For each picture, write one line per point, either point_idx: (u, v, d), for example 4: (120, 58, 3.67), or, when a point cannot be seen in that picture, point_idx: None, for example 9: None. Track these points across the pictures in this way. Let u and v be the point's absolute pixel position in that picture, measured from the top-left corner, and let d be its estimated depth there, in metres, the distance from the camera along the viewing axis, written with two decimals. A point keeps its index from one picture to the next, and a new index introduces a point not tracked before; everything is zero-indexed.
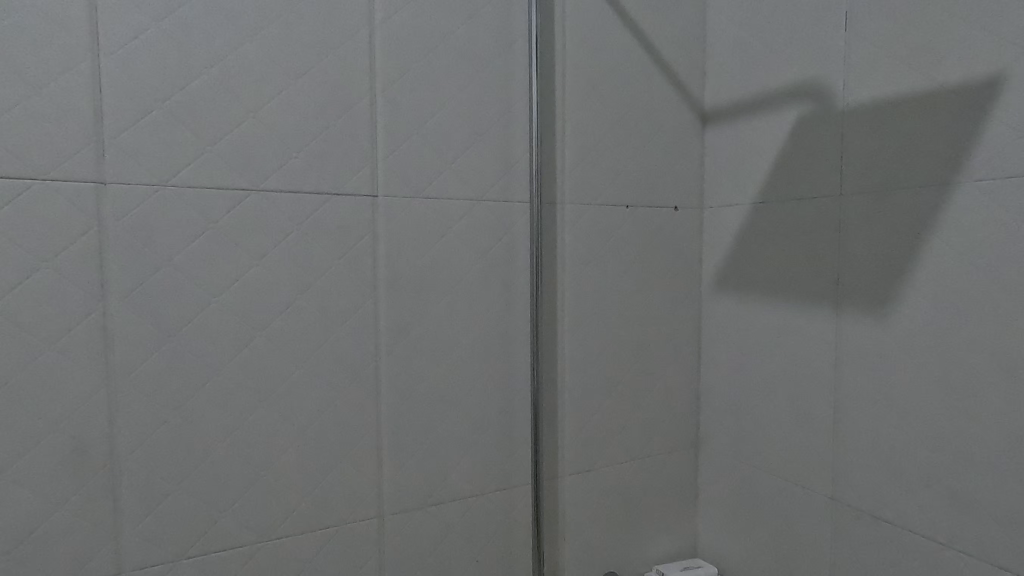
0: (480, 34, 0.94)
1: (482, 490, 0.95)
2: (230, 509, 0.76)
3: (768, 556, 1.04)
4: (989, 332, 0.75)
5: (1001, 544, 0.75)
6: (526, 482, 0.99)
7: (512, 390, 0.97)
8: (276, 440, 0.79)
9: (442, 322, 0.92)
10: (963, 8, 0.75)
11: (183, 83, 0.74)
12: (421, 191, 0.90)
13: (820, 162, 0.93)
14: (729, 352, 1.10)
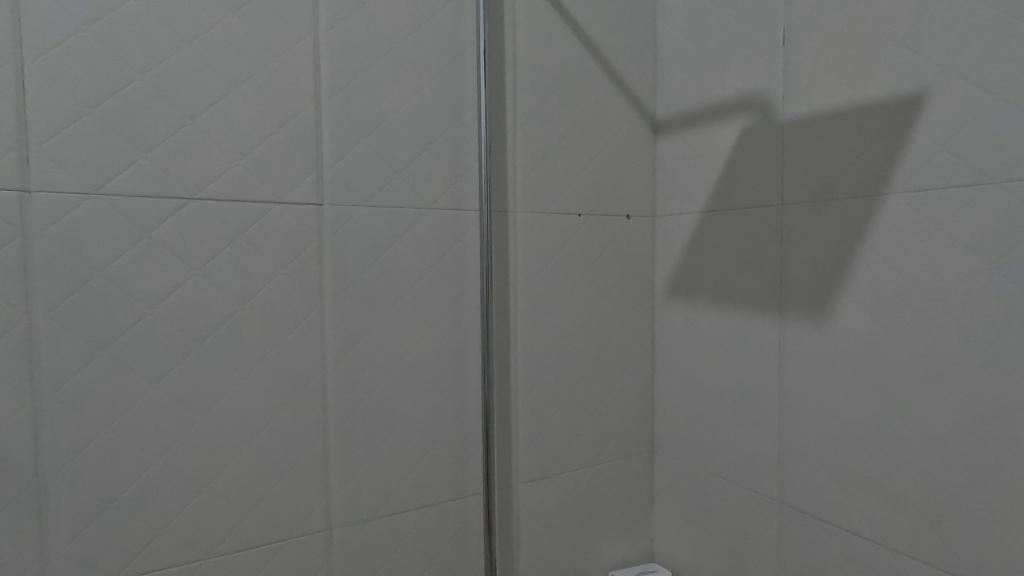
0: (433, 38, 0.93)
1: (432, 500, 0.96)
2: (170, 527, 0.78)
3: (717, 560, 1.05)
4: (918, 340, 0.76)
5: (930, 548, 0.76)
6: (478, 492, 1.00)
7: (463, 399, 0.98)
8: (215, 457, 0.80)
9: (389, 332, 0.91)
10: (891, 26, 0.76)
11: (113, 91, 0.72)
12: (368, 200, 0.89)
13: (766, 170, 0.94)
14: (682, 358, 1.11)
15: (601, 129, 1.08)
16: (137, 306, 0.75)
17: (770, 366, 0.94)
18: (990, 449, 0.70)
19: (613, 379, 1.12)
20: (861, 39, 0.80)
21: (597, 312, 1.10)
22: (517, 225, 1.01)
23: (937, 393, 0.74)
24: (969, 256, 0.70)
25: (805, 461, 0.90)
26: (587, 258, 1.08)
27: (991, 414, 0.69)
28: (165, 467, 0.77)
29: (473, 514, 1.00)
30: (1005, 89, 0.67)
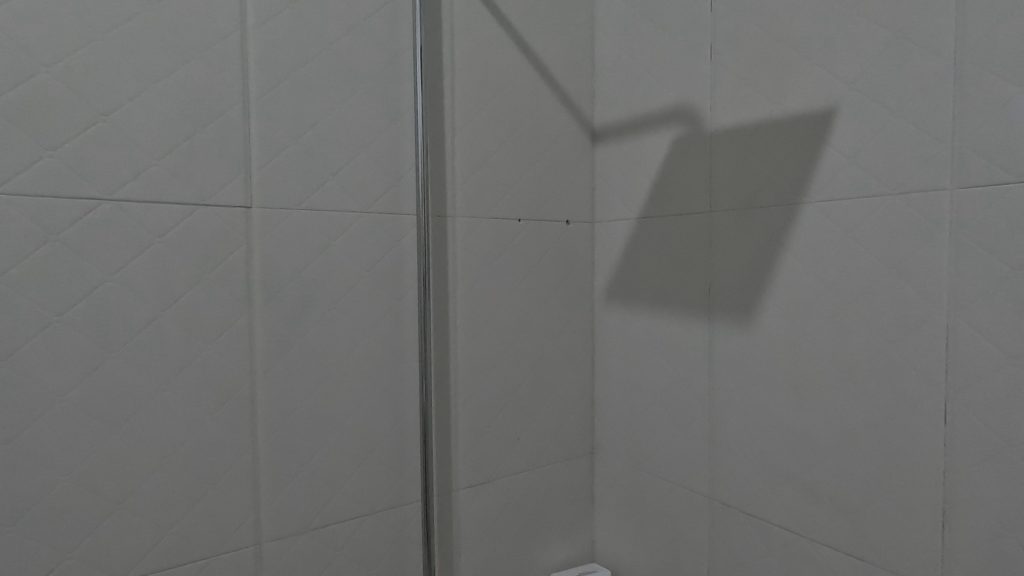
0: (368, 39, 0.91)
1: (369, 510, 0.94)
2: (77, 550, 0.72)
3: (654, 557, 1.07)
4: (831, 340, 0.80)
5: (843, 534, 0.80)
6: (416, 499, 0.98)
7: (401, 406, 0.96)
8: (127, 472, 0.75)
9: (323, 339, 0.89)
10: (804, 46, 0.81)
11: (13, 83, 0.67)
12: (300, 203, 0.86)
13: (694, 178, 0.97)
14: (619, 360, 1.13)
15: (539, 135, 1.10)
16: (42, 313, 0.70)
17: (700, 367, 0.98)
18: (894, 441, 0.74)
19: (554, 382, 1.13)
20: (778, 57, 0.85)
21: (537, 317, 1.10)
22: (457, 228, 1.01)
23: (849, 389, 0.79)
24: (875, 260, 0.75)
25: (733, 457, 0.93)
26: (528, 261, 1.09)
27: (895, 407, 0.74)
28: (73, 485, 0.72)
29: (411, 523, 0.98)
30: (903, 104, 0.72)
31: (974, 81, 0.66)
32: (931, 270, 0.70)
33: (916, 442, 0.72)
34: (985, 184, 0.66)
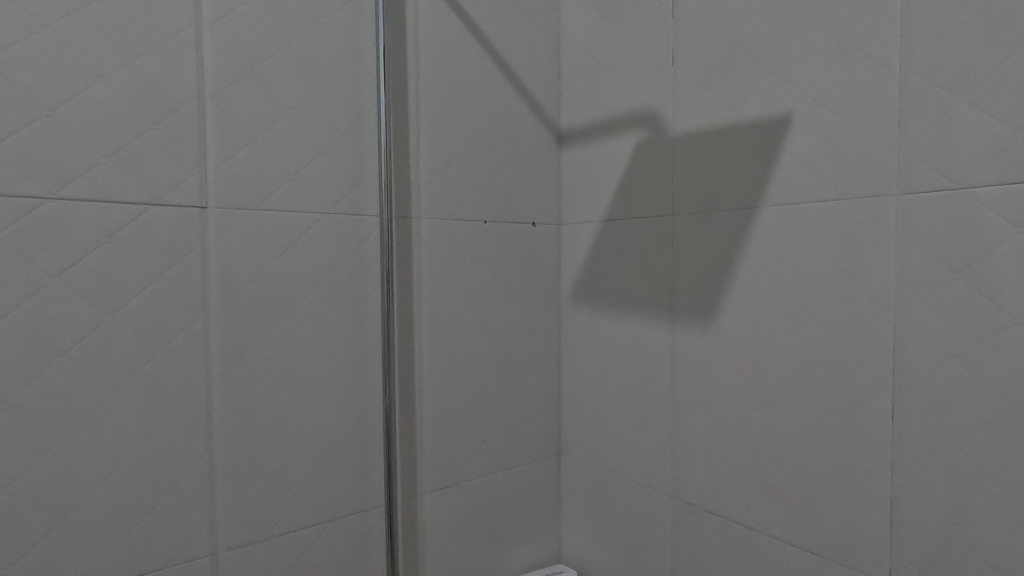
0: (438, 95, 1.28)
1: (429, 450, 1.30)
2: (263, 472, 1.08)
3: (624, 507, 1.38)
4: (782, 266, 1.07)
5: (829, 434, 1.02)
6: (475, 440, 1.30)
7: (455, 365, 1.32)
8: (313, 415, 1.13)
9: (426, 317, 1.28)
10: (757, 50, 1.09)
11: (234, 150, 1.02)
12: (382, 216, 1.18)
13: (654, 179, 1.28)
14: (597, 327, 1.43)
15: (522, 152, 1.43)
16: (252, 303, 1.05)
17: (664, 308, 1.27)
18: (863, 342, 0.97)
19: (528, 376, 1.46)
20: (737, 61, 1.12)
21: (524, 323, 1.44)
22: (490, 242, 1.37)
23: (822, 304, 1.02)
24: (827, 203, 1.00)
25: (739, 380, 1.15)
26: (516, 273, 1.42)
27: (861, 309, 0.97)
28: (242, 427, 1.06)
29: (427, 484, 1.30)
30: (836, 84, 0.99)
31: (885, 73, 0.93)
32: (862, 212, 0.96)
33: (884, 337, 0.94)
34: (888, 145, 0.93)
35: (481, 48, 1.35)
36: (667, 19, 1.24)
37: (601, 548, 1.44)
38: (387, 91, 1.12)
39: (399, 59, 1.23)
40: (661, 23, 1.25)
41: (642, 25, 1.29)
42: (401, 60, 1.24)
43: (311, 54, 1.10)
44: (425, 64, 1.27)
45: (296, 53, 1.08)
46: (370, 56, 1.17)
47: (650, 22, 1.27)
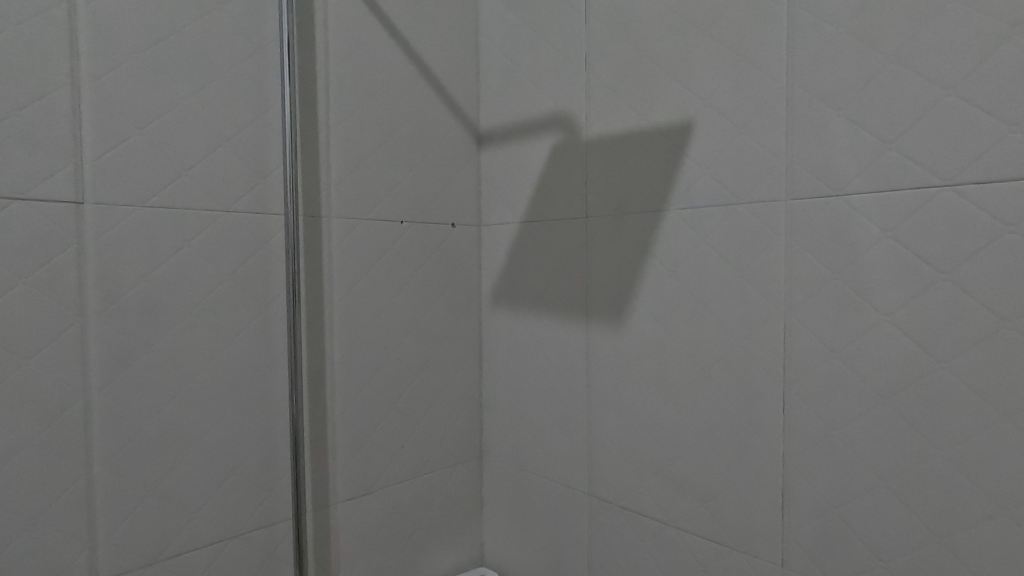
0: (347, 73, 1.01)
1: (340, 492, 1.03)
2: (108, 535, 0.79)
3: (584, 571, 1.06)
4: (768, 340, 0.80)
5: (832, 554, 0.75)
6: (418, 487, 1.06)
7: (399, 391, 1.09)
8: (229, 446, 0.89)
9: (351, 326, 1.04)
10: (728, 41, 0.82)
11: (113, 143, 0.78)
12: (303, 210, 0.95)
13: (571, 184, 1.04)
14: (507, 360, 1.19)
15: (440, 140, 1.15)
16: (142, 309, 0.81)
17: (580, 354, 1.05)
18: (850, 441, 0.73)
19: (449, 377, 1.19)
20: (656, 65, 0.90)
21: (447, 325, 1.18)
22: (398, 241, 1.09)
23: (810, 396, 0.76)
24: (818, 267, 0.74)
25: (687, 464, 0.90)
26: (438, 283, 1.16)
27: (883, 425, 0.70)
28: (116, 471, 0.79)
29: (340, 491, 1.03)
30: (810, 112, 0.74)
31: (887, 75, 0.68)
32: (886, 268, 0.69)
33: (867, 440, 0.71)
34: (917, 184, 0.66)
35: (380, 26, 1.06)
36: (581, 6, 1.01)
37: (523, 555, 1.18)
38: (287, 60, 0.87)
39: (309, 26, 0.97)
40: (573, 11, 1.02)
41: (555, 8, 1.05)
42: (313, 22, 0.97)
43: (230, 30, 0.87)
44: (366, 20, 1.04)
45: (203, 30, 0.85)
46: (272, 23, 0.92)
47: (562, 7, 1.04)
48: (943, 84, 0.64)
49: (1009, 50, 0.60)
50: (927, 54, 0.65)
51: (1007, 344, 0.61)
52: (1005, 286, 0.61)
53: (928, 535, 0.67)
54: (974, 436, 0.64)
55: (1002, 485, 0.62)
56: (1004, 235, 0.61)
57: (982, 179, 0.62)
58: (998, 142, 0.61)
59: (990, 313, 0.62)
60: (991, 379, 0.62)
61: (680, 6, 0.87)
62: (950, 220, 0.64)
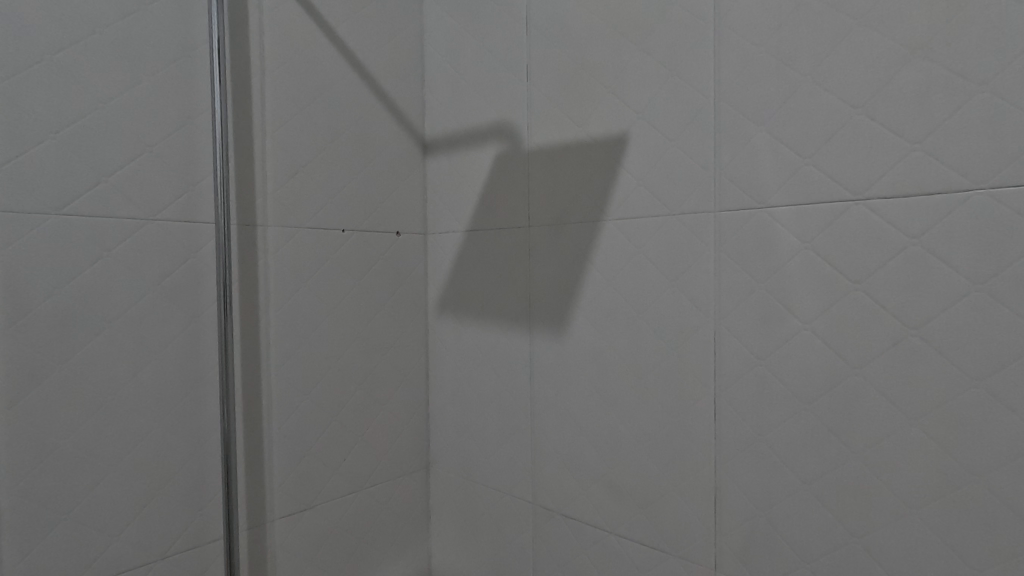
0: (284, 78, 0.99)
1: (277, 509, 1.00)
2: (17, 562, 0.74)
3: None
4: (699, 349, 0.82)
5: (762, 558, 0.77)
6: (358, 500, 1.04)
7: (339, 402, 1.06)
8: (153, 465, 0.86)
9: (289, 337, 1.01)
10: (659, 57, 0.84)
11: (24, 148, 0.74)
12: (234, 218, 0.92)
13: (514, 194, 1.04)
14: (453, 369, 1.18)
15: (383, 147, 1.14)
16: (56, 322, 0.77)
17: (524, 364, 1.05)
18: (775, 447, 0.75)
19: (393, 389, 1.17)
20: (592, 78, 0.92)
21: (392, 335, 1.16)
22: (339, 250, 1.08)
23: (738, 402, 0.78)
24: (744, 277, 0.77)
25: (626, 472, 0.91)
26: (382, 293, 1.14)
27: (805, 429, 0.72)
28: (26, 493, 0.75)
29: (277, 507, 1.00)
30: (736, 128, 0.77)
31: (803, 94, 0.71)
32: (805, 279, 0.71)
33: (790, 445, 0.74)
34: (831, 199, 0.69)
35: (320, 31, 1.04)
36: (522, 18, 1.02)
37: (469, 566, 1.17)
38: (215, 64, 0.84)
39: (242, 30, 0.94)
40: (514, 21, 1.03)
41: (497, 18, 1.06)
42: (247, 26, 0.95)
43: (154, 33, 0.84)
44: (304, 26, 1.02)
45: (125, 31, 0.82)
46: (201, 26, 0.89)
47: (504, 17, 1.05)
48: (853, 103, 0.67)
49: (911, 72, 0.63)
50: (839, 74, 0.68)
51: (912, 352, 0.64)
52: (910, 296, 0.64)
53: (846, 536, 0.70)
54: (885, 440, 0.66)
55: (910, 486, 0.65)
56: (908, 248, 0.64)
57: (888, 195, 0.65)
58: (903, 159, 0.64)
59: (897, 322, 0.65)
60: (899, 385, 0.65)
61: (615, 21, 0.89)
62: (861, 233, 0.67)
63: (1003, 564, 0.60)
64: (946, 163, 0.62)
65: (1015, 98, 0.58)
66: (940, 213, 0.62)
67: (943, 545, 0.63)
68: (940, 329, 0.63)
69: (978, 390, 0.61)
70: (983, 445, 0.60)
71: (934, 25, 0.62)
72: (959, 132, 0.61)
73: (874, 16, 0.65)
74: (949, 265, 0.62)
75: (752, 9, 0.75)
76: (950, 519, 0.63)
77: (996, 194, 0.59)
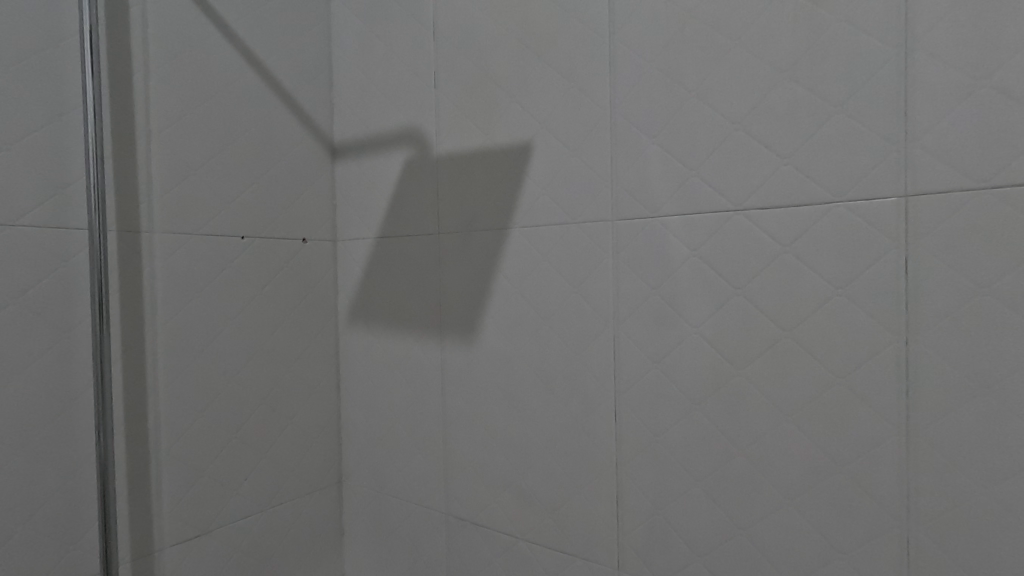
0: (172, 75, 0.93)
1: (166, 536, 0.93)
2: None
3: None
4: (600, 353, 0.84)
5: (660, 556, 0.79)
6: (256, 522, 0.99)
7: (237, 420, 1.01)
8: (18, 495, 0.77)
9: (180, 351, 0.95)
10: (560, 68, 0.86)
11: None
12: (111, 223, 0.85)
13: (423, 200, 1.03)
14: (364, 379, 1.15)
15: (286, 150, 1.09)
16: None
17: (435, 372, 1.03)
18: (670, 447, 0.78)
19: (301, 402, 1.12)
20: (497, 87, 0.93)
21: (298, 345, 1.11)
22: (237, 258, 1.02)
23: (637, 405, 0.81)
24: (640, 283, 0.79)
25: (534, 477, 0.91)
26: (287, 303, 1.10)
27: (696, 428, 0.76)
28: None
29: (167, 534, 0.93)
30: (630, 140, 0.80)
31: (689, 108, 0.74)
32: (694, 284, 0.75)
33: (683, 444, 0.77)
34: (715, 209, 0.73)
35: (214, 26, 0.98)
36: (429, 24, 1.01)
37: None
38: (86, 56, 0.77)
39: (123, 23, 0.87)
40: (422, 25, 1.02)
41: (405, 22, 1.05)
42: (129, 18, 0.88)
43: (14, 20, 0.77)
44: (196, 21, 0.96)
45: None
46: (71, 16, 0.82)
47: (411, 22, 1.03)
48: (732, 119, 0.71)
49: (780, 93, 0.68)
50: (719, 91, 0.72)
51: (786, 352, 0.69)
52: (784, 300, 0.69)
53: (732, 529, 0.73)
54: (765, 435, 0.71)
55: (787, 478, 0.69)
56: (781, 256, 0.69)
57: (762, 206, 0.70)
58: (775, 172, 0.69)
59: (773, 325, 0.70)
60: (774, 384, 0.70)
61: (518, 31, 0.90)
62: (742, 241, 0.71)
63: (863, 547, 0.65)
64: (811, 177, 0.66)
65: (865, 119, 0.63)
66: (808, 222, 0.67)
67: (816, 533, 0.68)
68: (808, 332, 0.67)
69: (841, 386, 0.65)
70: (847, 437, 0.65)
71: (799, 49, 0.66)
72: (822, 149, 0.66)
73: (748, 38, 0.70)
74: (816, 272, 0.66)
75: (642, 25, 0.78)
76: (821, 506, 0.67)
77: (853, 206, 0.64)
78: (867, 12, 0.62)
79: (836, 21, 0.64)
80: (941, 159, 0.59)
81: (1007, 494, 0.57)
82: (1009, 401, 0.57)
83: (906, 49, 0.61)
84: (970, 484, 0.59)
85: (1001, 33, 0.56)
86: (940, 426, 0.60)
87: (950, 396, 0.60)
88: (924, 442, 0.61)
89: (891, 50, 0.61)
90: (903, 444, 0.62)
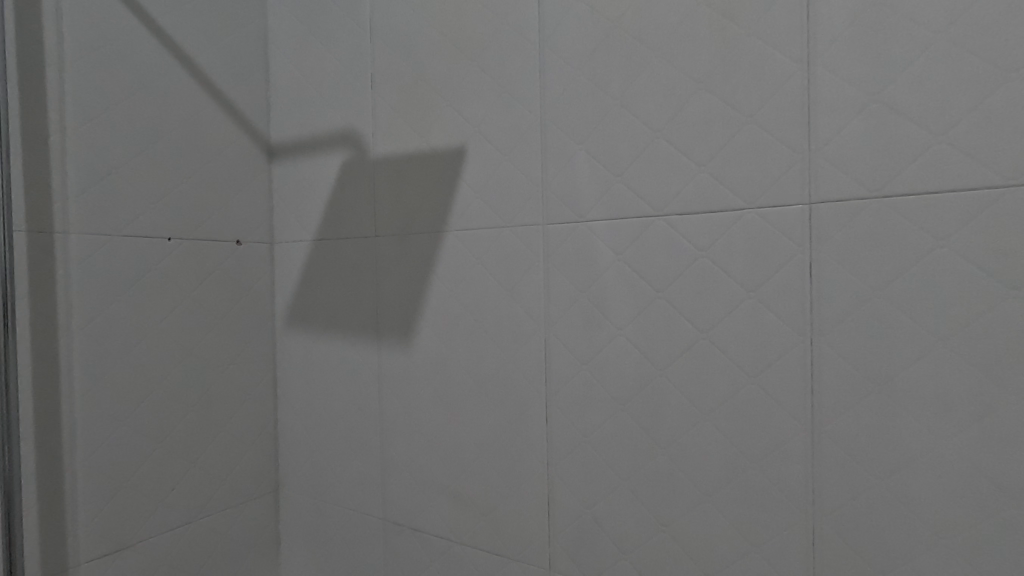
0: (91, 70, 0.89)
1: (82, 551, 0.89)
2: None
3: None
4: (531, 356, 0.85)
5: (588, 554, 0.80)
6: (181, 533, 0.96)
7: None
8: None
9: (98, 356, 0.90)
10: (493, 73, 0.86)
11: None
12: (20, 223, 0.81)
13: (359, 202, 1.02)
14: (301, 384, 1.13)
15: (218, 149, 1.06)
16: None
17: (371, 376, 1.02)
18: (597, 447, 0.79)
19: (234, 408, 1.09)
20: (432, 90, 0.93)
21: (230, 350, 1.08)
22: (164, 260, 0.99)
23: (566, 407, 0.82)
24: (569, 286, 0.81)
25: (468, 480, 0.91)
26: (218, 306, 1.06)
27: (621, 428, 0.77)
28: None
29: (83, 549, 0.89)
30: (559, 146, 0.81)
31: (615, 116, 0.76)
32: (619, 288, 0.77)
33: (609, 444, 0.78)
34: (638, 214, 0.75)
35: (139, 21, 0.95)
36: (366, 24, 1.00)
37: None
38: None
39: (35, 14, 0.83)
40: (359, 26, 1.01)
41: (342, 22, 1.03)
42: (42, 9, 0.84)
43: None
44: (118, 15, 0.92)
45: None
46: None
47: (348, 23, 1.02)
48: (653, 127, 0.73)
49: (697, 103, 0.70)
50: (641, 99, 0.74)
51: (703, 353, 0.71)
52: (701, 304, 0.71)
53: (654, 526, 0.75)
54: (684, 434, 0.73)
55: (705, 475, 0.71)
56: (698, 260, 0.71)
57: (682, 212, 0.72)
58: (692, 179, 0.71)
59: (691, 327, 0.72)
60: (693, 384, 0.72)
61: (453, 35, 0.90)
62: (663, 245, 0.73)
63: (773, 539, 0.68)
64: (725, 184, 0.69)
65: (772, 130, 0.66)
66: (722, 228, 0.69)
67: (731, 528, 0.70)
68: (723, 334, 0.70)
69: (753, 386, 0.68)
70: (759, 434, 0.68)
71: (714, 62, 0.69)
72: (733, 158, 0.68)
73: (668, 50, 0.72)
74: (729, 275, 0.69)
75: (570, 33, 0.79)
76: (735, 501, 0.70)
77: (763, 213, 0.67)
78: (775, 27, 0.65)
79: (746, 36, 0.67)
80: (841, 169, 0.63)
81: (898, 484, 0.61)
82: (899, 397, 0.60)
83: (810, 64, 0.64)
84: (867, 477, 0.62)
85: (889, 53, 0.60)
86: (841, 422, 0.64)
87: (849, 393, 0.63)
88: (827, 438, 0.64)
89: (796, 65, 0.65)
90: (808, 439, 0.65)
